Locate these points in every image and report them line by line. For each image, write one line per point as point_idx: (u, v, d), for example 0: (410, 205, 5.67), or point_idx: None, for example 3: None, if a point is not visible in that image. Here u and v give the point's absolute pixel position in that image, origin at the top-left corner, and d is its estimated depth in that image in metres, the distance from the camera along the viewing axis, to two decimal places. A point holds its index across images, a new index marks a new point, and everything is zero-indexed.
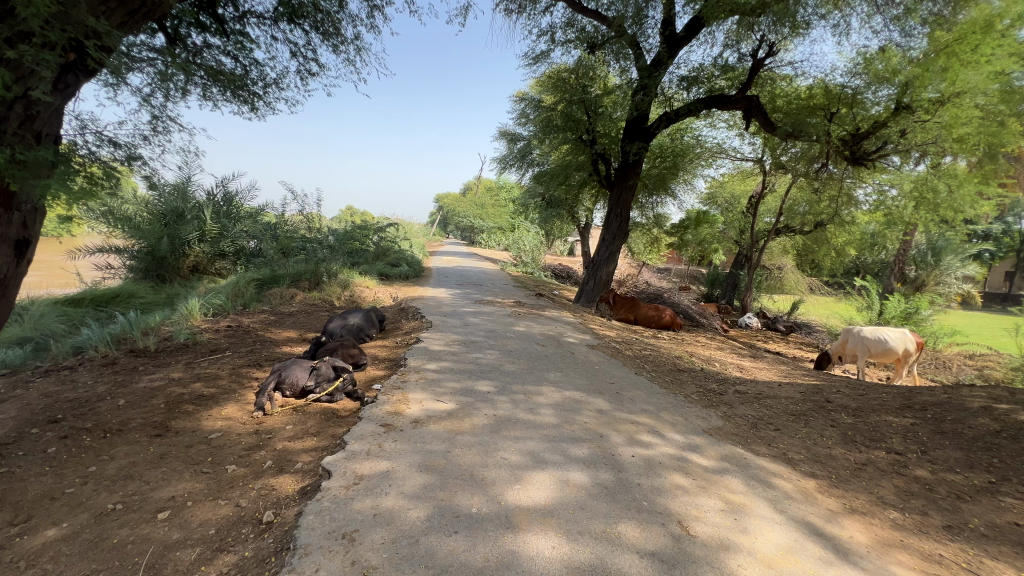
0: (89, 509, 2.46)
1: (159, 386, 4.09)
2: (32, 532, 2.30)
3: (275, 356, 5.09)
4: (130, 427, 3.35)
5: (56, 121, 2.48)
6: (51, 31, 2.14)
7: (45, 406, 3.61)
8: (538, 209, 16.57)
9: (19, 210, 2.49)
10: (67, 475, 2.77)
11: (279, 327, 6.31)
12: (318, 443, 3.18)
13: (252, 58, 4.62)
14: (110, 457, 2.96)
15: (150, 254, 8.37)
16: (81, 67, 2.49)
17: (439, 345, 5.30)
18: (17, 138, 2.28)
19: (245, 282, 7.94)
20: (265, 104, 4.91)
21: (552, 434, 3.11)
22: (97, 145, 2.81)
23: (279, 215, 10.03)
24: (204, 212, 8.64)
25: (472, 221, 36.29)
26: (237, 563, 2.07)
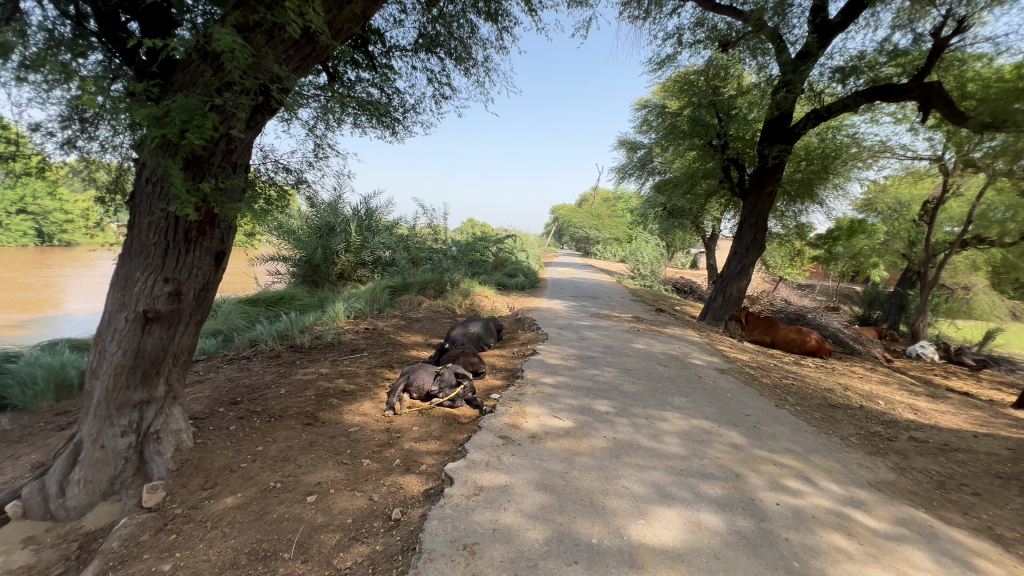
0: (257, 483, 2.86)
1: (311, 379, 4.66)
2: (217, 497, 2.75)
3: (404, 358, 5.52)
4: (288, 414, 3.85)
5: (247, 152, 2.96)
6: (248, 79, 2.56)
7: (228, 389, 4.34)
8: (659, 219, 15.83)
9: (219, 228, 3.03)
10: (242, 451, 3.26)
11: (408, 332, 6.84)
12: (440, 448, 3.33)
13: (394, 88, 5.09)
14: (274, 439, 3.43)
15: (308, 262, 9.71)
16: (267, 107, 2.94)
17: (556, 358, 5.27)
18: (220, 169, 2.77)
19: (381, 289, 8.81)
20: (404, 128, 5.38)
21: (680, 466, 2.86)
22: (275, 171, 3.30)
23: (411, 228, 10.98)
24: (351, 226, 9.80)
25: (587, 232, 36.10)
26: (370, 555, 2.22)
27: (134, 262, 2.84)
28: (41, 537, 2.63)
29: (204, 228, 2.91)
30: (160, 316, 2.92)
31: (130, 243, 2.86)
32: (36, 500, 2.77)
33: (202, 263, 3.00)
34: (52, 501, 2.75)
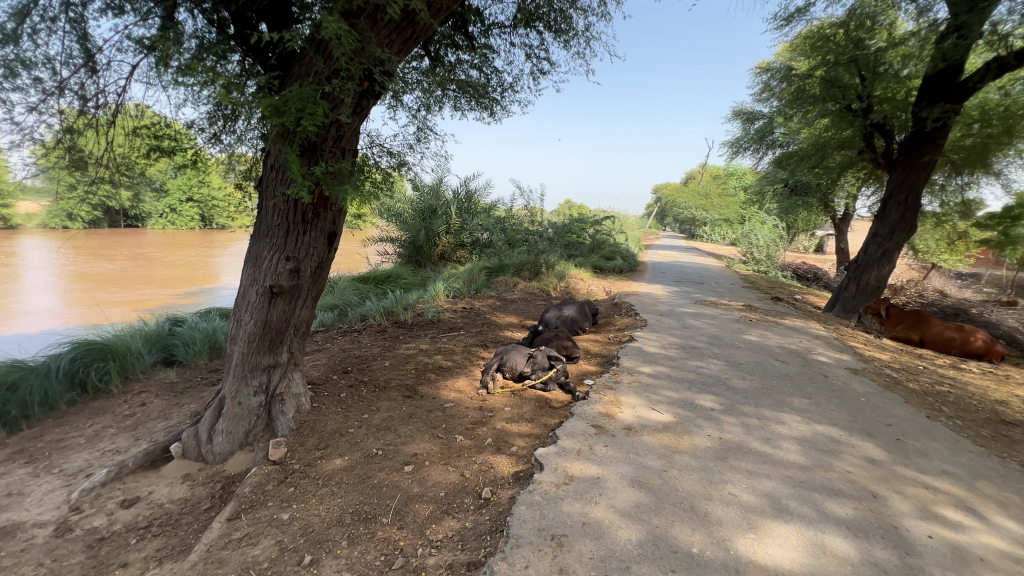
0: (361, 449, 3.08)
1: (412, 354, 4.92)
2: (328, 458, 3.00)
3: (499, 338, 5.59)
4: (391, 386, 4.10)
5: (355, 138, 3.11)
6: (353, 65, 2.65)
7: (341, 359, 4.75)
8: (778, 197, 14.20)
9: (331, 210, 3.24)
10: (350, 417, 3.54)
11: (503, 313, 6.92)
12: (532, 430, 3.30)
13: (493, 67, 5.05)
14: (378, 408, 3.67)
15: (412, 243, 10.27)
16: (371, 93, 3.04)
17: (655, 346, 4.97)
18: (331, 154, 2.94)
19: (478, 270, 9.04)
20: (502, 108, 5.33)
21: (800, 478, 2.51)
22: (379, 156, 3.45)
23: (508, 210, 11.07)
24: (451, 208, 10.15)
25: (692, 212, 33.76)
26: (460, 531, 2.26)
27: (263, 243, 3.17)
28: (195, 474, 3.17)
29: (318, 211, 3.15)
30: (283, 291, 3.23)
31: (259, 225, 3.19)
32: (191, 444, 3.28)
33: (317, 243, 3.24)
34: (204, 445, 3.25)
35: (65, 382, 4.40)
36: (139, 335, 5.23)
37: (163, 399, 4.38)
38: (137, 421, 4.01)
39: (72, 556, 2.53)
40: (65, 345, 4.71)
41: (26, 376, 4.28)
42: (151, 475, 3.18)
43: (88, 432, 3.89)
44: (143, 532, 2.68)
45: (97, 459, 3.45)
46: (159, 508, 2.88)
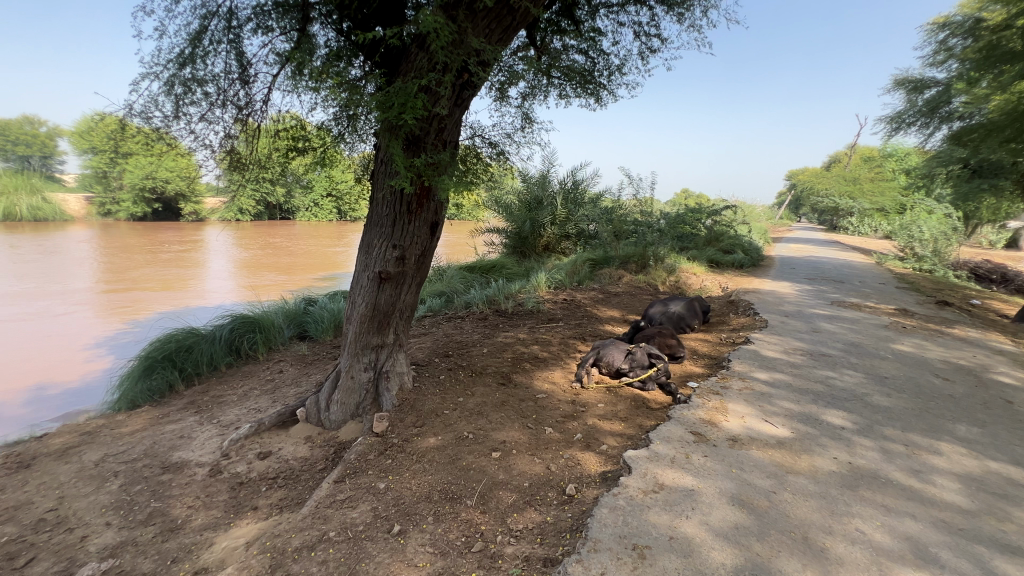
0: (454, 430, 3.19)
1: (510, 342, 4.99)
2: (423, 436, 3.17)
3: (598, 332, 5.42)
4: (487, 372, 4.21)
5: (455, 130, 3.21)
6: (451, 57, 2.71)
7: (444, 343, 4.99)
8: (952, 181, 11.75)
9: (433, 201, 3.38)
10: (447, 398, 3.70)
11: (605, 306, 6.70)
12: (625, 430, 3.13)
13: (600, 50, 4.84)
14: (473, 393, 3.78)
15: (517, 234, 10.43)
16: (471, 84, 3.11)
17: (775, 351, 4.42)
18: (432, 146, 3.07)
19: (582, 261, 8.89)
20: (608, 93, 5.10)
21: (959, 525, 2.03)
22: (480, 146, 3.52)
23: (616, 200, 10.69)
24: (557, 199, 10.09)
25: (835, 201, 29.50)
26: (540, 524, 2.22)
27: (373, 232, 3.43)
28: (315, 437, 3.58)
29: (422, 202, 3.32)
30: (390, 277, 3.48)
31: (371, 215, 3.46)
32: (313, 410, 3.70)
33: (420, 232, 3.41)
34: (322, 412, 3.65)
35: (225, 348, 5.30)
36: (281, 312, 6.08)
37: (296, 368, 5.04)
38: (275, 385, 4.67)
39: (219, 494, 3.01)
40: (227, 318, 5.65)
41: (199, 341, 5.22)
42: (281, 434, 3.65)
43: (239, 392, 4.62)
44: (272, 482, 3.10)
45: (244, 415, 4.08)
46: (285, 463, 3.30)
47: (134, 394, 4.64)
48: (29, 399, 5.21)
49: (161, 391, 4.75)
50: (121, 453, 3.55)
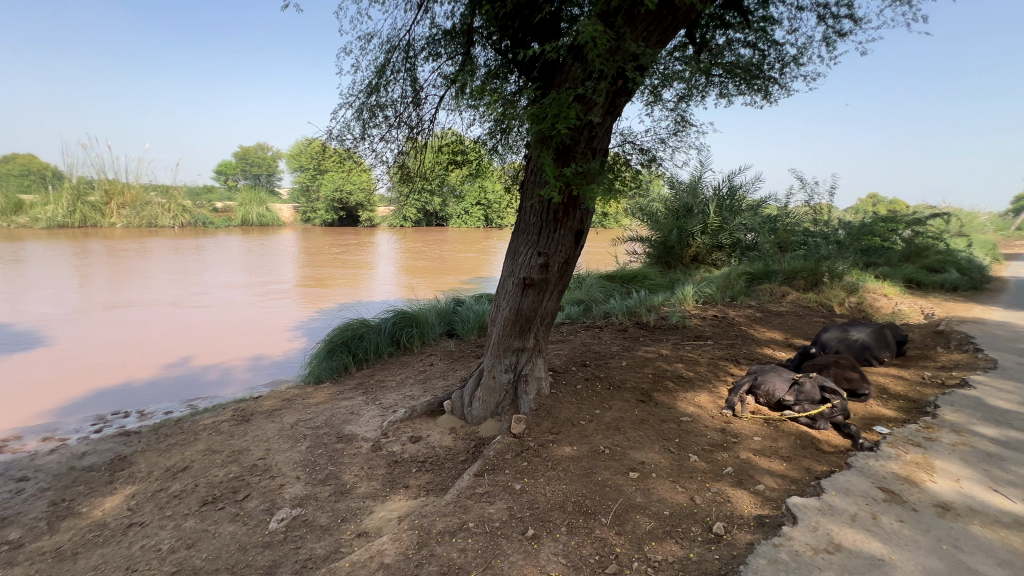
0: (590, 443, 3.14)
1: (651, 358, 4.74)
2: (559, 443, 3.18)
3: (754, 356, 4.83)
4: (626, 387, 4.05)
5: (606, 137, 3.18)
6: (607, 64, 2.67)
7: (582, 352, 4.95)
8: None
9: (579, 209, 3.39)
10: (583, 409, 3.66)
11: (764, 326, 5.96)
12: (787, 472, 2.73)
13: (772, 40, 4.35)
14: (610, 407, 3.68)
15: (663, 243, 9.91)
16: (625, 90, 3.04)
17: (1008, 401, 3.43)
18: (582, 155, 3.08)
19: (737, 275, 8.08)
20: (780, 88, 4.55)
21: None
22: (630, 153, 3.42)
23: (782, 207, 9.49)
24: (710, 206, 9.34)
25: None
26: (682, 560, 2.05)
27: (520, 239, 3.56)
28: (457, 429, 3.84)
29: (568, 210, 3.35)
30: (534, 283, 3.57)
31: (518, 223, 3.60)
32: (457, 403, 3.99)
33: (565, 240, 3.44)
34: (465, 406, 3.91)
35: (388, 338, 6.05)
36: (434, 310, 6.73)
37: (444, 362, 5.51)
38: (426, 376, 5.15)
39: (378, 468, 3.40)
40: (391, 313, 6.45)
41: (368, 330, 6.03)
42: (430, 422, 4.00)
43: (397, 379, 5.20)
44: (420, 465, 3.40)
45: (400, 400, 4.57)
46: (432, 449, 3.60)
47: (319, 371, 5.53)
48: (251, 365, 6.60)
49: (338, 371, 5.58)
50: (308, 420, 4.25)
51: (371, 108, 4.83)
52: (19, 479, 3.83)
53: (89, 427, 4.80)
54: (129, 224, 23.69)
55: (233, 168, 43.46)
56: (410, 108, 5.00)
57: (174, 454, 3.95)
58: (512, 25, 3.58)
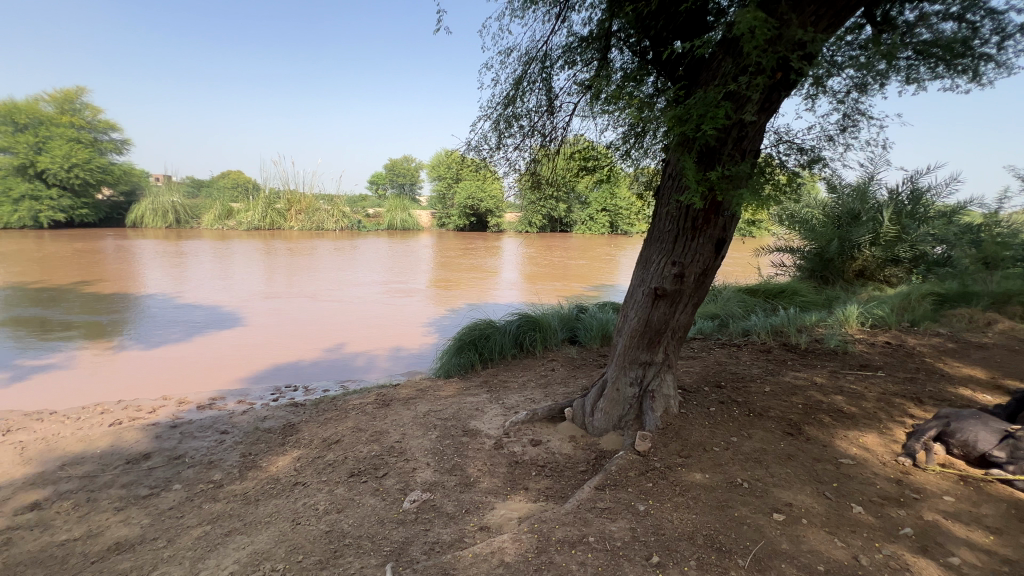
0: (725, 473, 2.86)
1: (801, 386, 4.15)
2: (688, 469, 2.96)
3: (945, 396, 3.94)
4: (769, 415, 3.60)
5: (758, 137, 2.88)
6: (767, 55, 2.40)
7: (716, 372, 4.54)
8: None
9: (722, 216, 3.12)
10: (717, 434, 3.35)
11: (959, 360, 4.85)
12: (996, 548, 2.16)
13: (987, 9, 3.53)
14: (749, 435, 3.31)
15: (818, 255, 8.69)
16: (785, 83, 2.72)
17: None
18: (730, 157, 2.82)
19: (920, 295, 6.72)
20: (995, 66, 3.67)
21: None
22: (787, 153, 3.06)
23: (989, 213, 7.67)
24: (884, 213, 7.93)
25: None
26: None
27: (653, 247, 3.41)
28: (578, 438, 3.80)
29: (709, 217, 3.11)
30: (666, 294, 3.37)
31: (652, 231, 3.45)
32: (578, 412, 3.92)
33: (704, 248, 3.19)
34: (586, 416, 3.84)
35: (512, 340, 6.24)
36: (557, 316, 6.77)
37: (565, 369, 5.51)
38: (548, 381, 5.20)
39: (499, 465, 3.50)
40: (516, 316, 6.65)
41: (494, 331, 6.29)
42: (550, 427, 4.01)
43: (520, 380, 5.33)
44: (540, 469, 3.43)
45: (522, 401, 4.67)
46: (552, 455, 3.60)
47: (448, 366, 5.90)
48: (391, 355, 7.35)
49: (466, 368, 5.89)
50: (438, 410, 4.57)
51: (507, 119, 5.03)
52: (222, 431, 4.76)
53: (270, 395, 5.79)
54: (304, 227, 28.16)
55: (384, 178, 49.08)
56: (544, 117, 5.12)
57: (330, 427, 4.55)
58: (656, 24, 3.45)
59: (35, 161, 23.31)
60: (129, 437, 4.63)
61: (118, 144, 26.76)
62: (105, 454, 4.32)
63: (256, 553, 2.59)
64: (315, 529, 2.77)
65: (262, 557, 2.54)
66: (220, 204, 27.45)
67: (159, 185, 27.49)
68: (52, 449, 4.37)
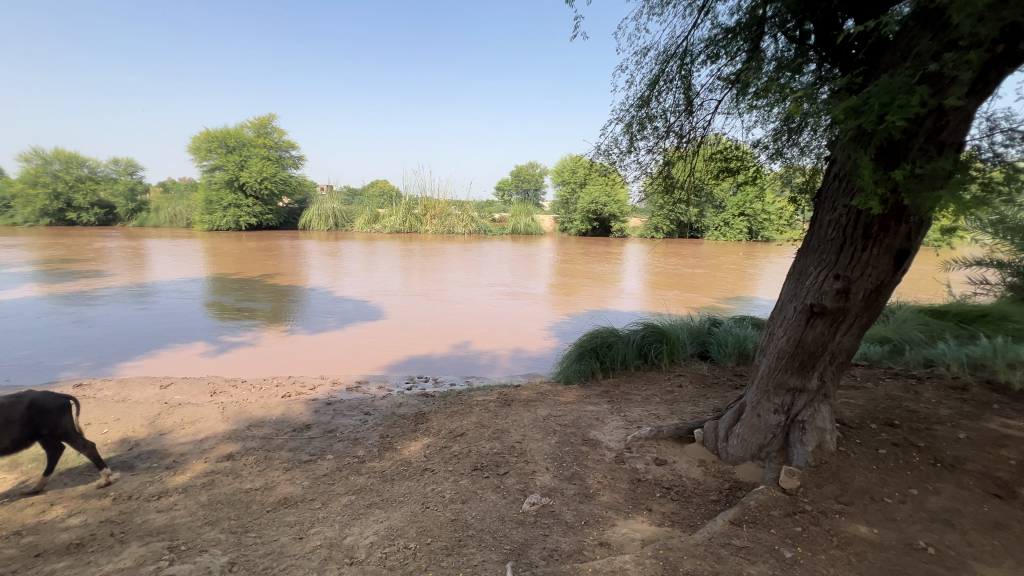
0: (900, 532, 2.39)
1: (1014, 436, 3.29)
2: (850, 519, 2.54)
3: None
4: (965, 469, 2.92)
5: (964, 127, 2.35)
6: (985, 24, 1.94)
7: (887, 407, 3.83)
8: None
9: (907, 222, 2.62)
10: (889, 483, 2.82)
11: None
12: None
13: None
14: (935, 490, 2.72)
15: None
16: (1008, 58, 2.18)
17: None
18: (922, 153, 2.36)
19: None
20: None
21: None
22: (1006, 145, 2.44)
23: None
24: None
25: None
26: None
27: (811, 258, 3.01)
28: (709, 463, 3.50)
29: (888, 224, 2.63)
30: (826, 312, 2.94)
31: (810, 239, 3.06)
32: (710, 435, 3.66)
33: (879, 261, 2.72)
34: (720, 441, 3.54)
35: (636, 351, 6.01)
36: (686, 328, 6.36)
37: (694, 387, 5.14)
38: (674, 398, 4.90)
39: (620, 480, 3.37)
40: (641, 326, 6.39)
41: (617, 340, 6.12)
42: (677, 447, 3.76)
43: (643, 394, 5.10)
44: (665, 491, 3.23)
45: (645, 416, 4.46)
46: (679, 478, 3.37)
47: (569, 372, 5.87)
48: (512, 356, 7.57)
49: (586, 375, 5.81)
50: (558, 416, 4.57)
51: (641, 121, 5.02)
52: (366, 412, 5.34)
53: (404, 383, 6.36)
54: (437, 231, 30.55)
55: (509, 184, 51.09)
56: (682, 116, 4.85)
57: (456, 420, 4.83)
58: (824, 5, 3.03)
59: (238, 176, 28.83)
60: (295, 409, 5.44)
61: (296, 160, 31.85)
62: (278, 420, 5.13)
63: (391, 529, 2.83)
64: (442, 516, 2.94)
65: (396, 533, 2.76)
66: (369, 210, 31.08)
67: (324, 194, 32.08)
68: (242, 412, 5.33)
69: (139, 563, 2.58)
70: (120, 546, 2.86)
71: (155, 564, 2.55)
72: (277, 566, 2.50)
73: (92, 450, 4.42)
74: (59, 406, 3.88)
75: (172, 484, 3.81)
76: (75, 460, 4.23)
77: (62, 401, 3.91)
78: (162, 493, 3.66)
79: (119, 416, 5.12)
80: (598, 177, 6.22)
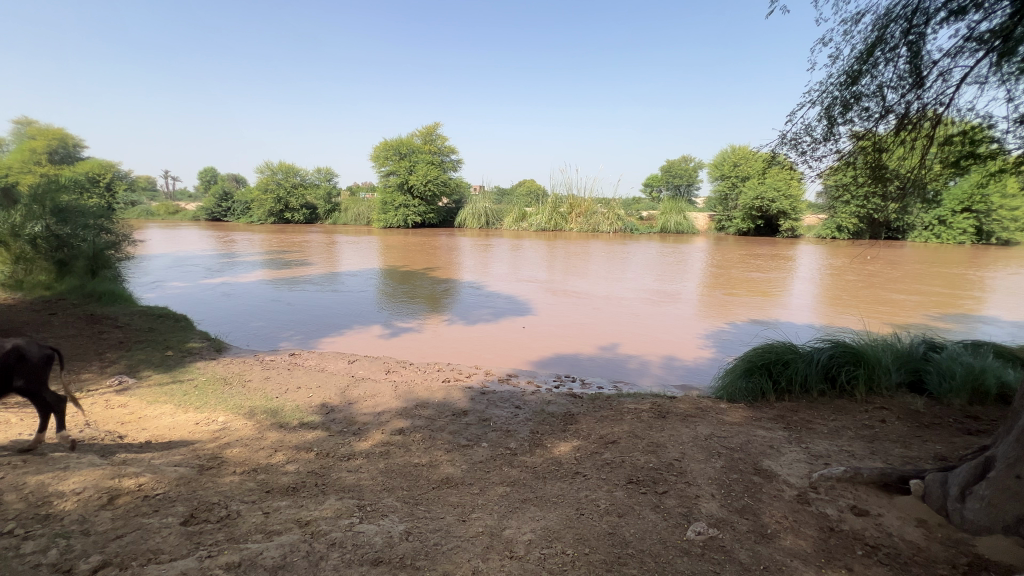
0: None
1: None
2: None
3: None
4: None
5: None
6: None
7: None
8: None
9: None
10: None
11: None
12: None
13: None
14: None
15: None
16: None
17: None
18: None
19: None
20: None
21: None
22: None
23: None
24: None
25: None
26: None
27: None
28: (933, 526, 2.78)
29: None
30: None
31: None
32: (935, 490, 2.93)
33: None
34: (951, 501, 2.80)
35: (821, 373, 5.14)
36: (890, 351, 5.23)
37: (905, 425, 4.19)
38: (875, 435, 4.06)
39: (807, 525, 2.88)
40: (826, 343, 5.46)
41: (795, 358, 5.33)
42: (883, 496, 3.07)
43: (830, 425, 4.33)
44: (869, 550, 2.66)
45: (835, 453, 3.76)
46: (889, 537, 2.75)
47: (732, 389, 5.27)
48: (664, 364, 7.10)
49: (754, 394, 5.16)
50: (723, 437, 4.12)
51: (847, 100, 4.33)
52: (516, 406, 5.52)
53: (552, 381, 6.44)
54: (582, 229, 30.61)
55: (659, 180, 48.60)
56: (908, 90, 4.06)
57: (607, 426, 4.70)
58: None
59: (408, 180, 32.47)
60: (454, 395, 5.87)
61: (454, 163, 34.64)
62: (440, 403, 5.60)
63: (548, 530, 2.84)
64: (599, 527, 2.86)
65: (554, 535, 2.76)
66: (518, 209, 32.46)
67: (478, 194, 34.39)
68: (410, 392, 5.94)
69: (336, 515, 3.01)
70: (322, 496, 3.39)
71: (349, 519, 2.94)
72: (445, 544, 2.68)
73: (301, 410, 5.36)
74: (45, 359, 4.09)
75: (357, 449, 4.41)
76: (290, 416, 5.18)
77: (47, 354, 4.12)
78: (350, 455, 4.26)
79: (319, 384, 6.12)
80: (779, 168, 5.53)
